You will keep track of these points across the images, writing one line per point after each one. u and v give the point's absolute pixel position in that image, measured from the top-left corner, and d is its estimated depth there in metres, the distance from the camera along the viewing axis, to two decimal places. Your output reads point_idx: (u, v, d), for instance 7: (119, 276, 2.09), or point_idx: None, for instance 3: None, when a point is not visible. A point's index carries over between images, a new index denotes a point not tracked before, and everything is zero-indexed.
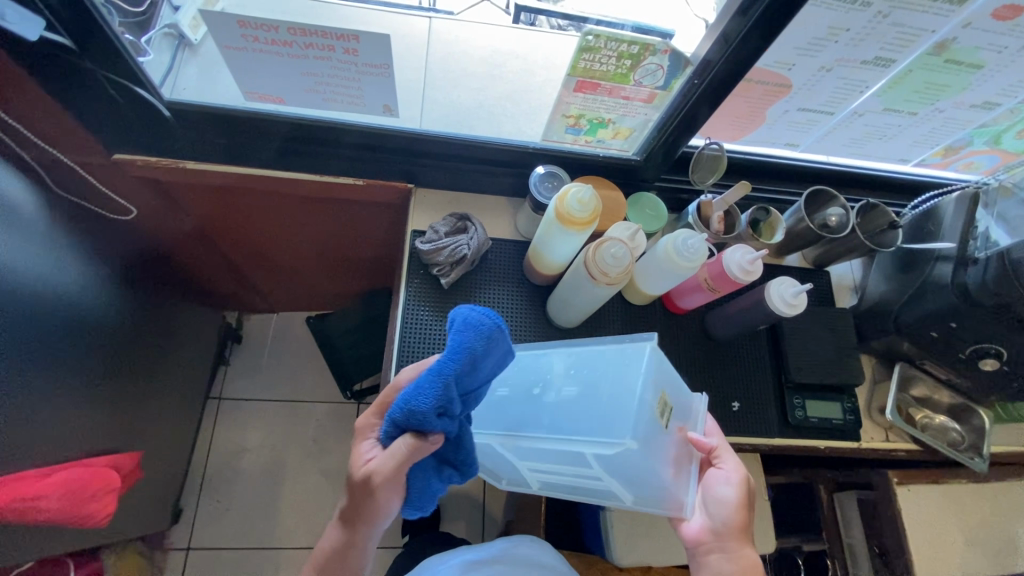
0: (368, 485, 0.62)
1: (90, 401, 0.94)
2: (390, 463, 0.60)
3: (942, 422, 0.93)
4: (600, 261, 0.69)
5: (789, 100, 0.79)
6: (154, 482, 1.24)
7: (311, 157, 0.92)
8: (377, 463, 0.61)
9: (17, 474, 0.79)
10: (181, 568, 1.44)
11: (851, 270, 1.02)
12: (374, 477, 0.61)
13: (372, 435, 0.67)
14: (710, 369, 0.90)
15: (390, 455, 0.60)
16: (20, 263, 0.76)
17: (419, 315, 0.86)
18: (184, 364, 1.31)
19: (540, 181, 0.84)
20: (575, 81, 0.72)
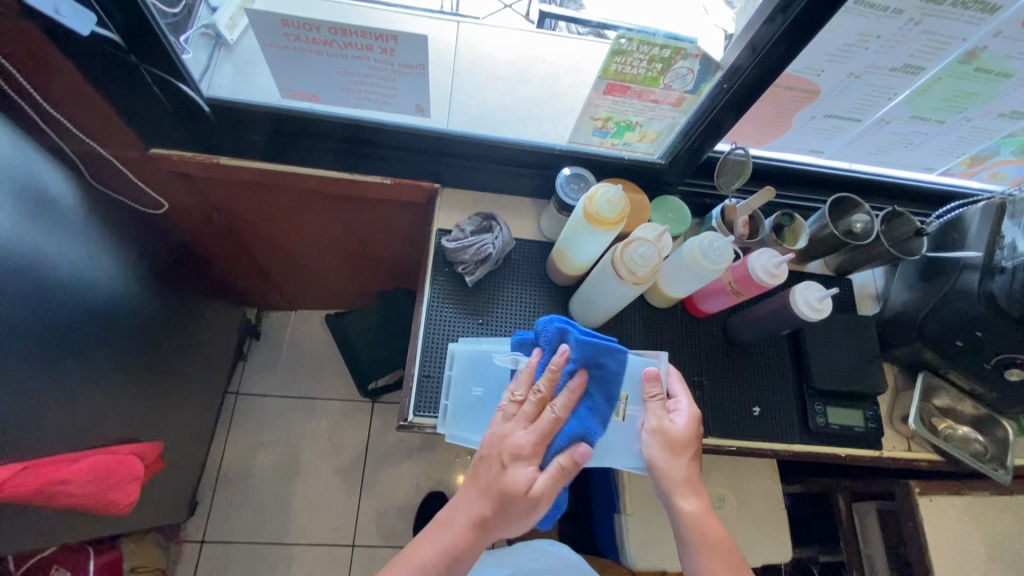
0: (531, 508, 0.62)
1: (118, 389, 0.96)
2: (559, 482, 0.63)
3: (965, 433, 0.92)
4: (628, 260, 0.70)
5: (816, 106, 0.79)
6: (173, 472, 1.26)
7: (341, 155, 0.94)
8: (547, 484, 0.62)
9: (49, 458, 0.81)
10: (195, 561, 1.45)
11: (874, 278, 1.02)
12: (542, 499, 0.62)
13: (530, 460, 0.63)
14: (730, 373, 0.90)
15: (552, 476, 0.63)
16: (51, 253, 0.79)
17: (443, 312, 0.87)
18: (205, 358, 1.33)
19: (566, 182, 0.85)
20: (606, 83, 0.73)
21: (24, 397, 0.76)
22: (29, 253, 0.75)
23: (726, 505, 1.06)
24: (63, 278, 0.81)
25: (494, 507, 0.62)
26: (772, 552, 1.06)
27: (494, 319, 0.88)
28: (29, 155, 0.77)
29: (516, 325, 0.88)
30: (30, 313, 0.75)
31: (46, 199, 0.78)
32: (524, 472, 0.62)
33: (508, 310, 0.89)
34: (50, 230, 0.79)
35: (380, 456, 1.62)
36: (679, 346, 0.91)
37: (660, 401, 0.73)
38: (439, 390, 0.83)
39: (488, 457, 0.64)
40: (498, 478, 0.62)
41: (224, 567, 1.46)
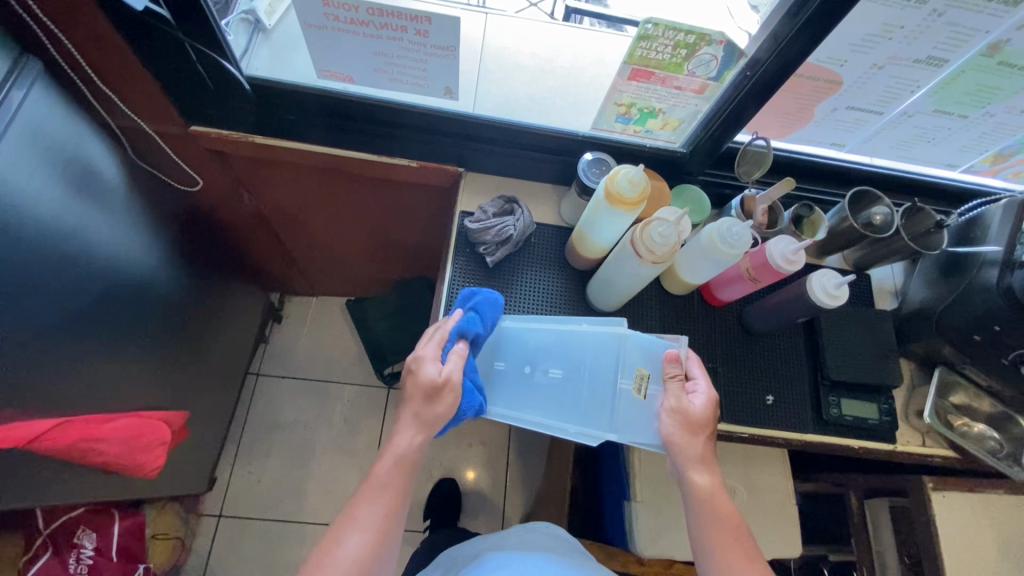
0: (445, 395, 0.71)
1: (148, 357, 1.00)
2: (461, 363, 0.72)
3: (981, 431, 0.92)
4: (648, 239, 0.72)
5: (838, 97, 0.80)
6: (196, 444, 1.30)
7: (370, 138, 0.97)
8: (454, 367, 0.72)
9: (82, 417, 0.85)
10: (212, 534, 1.49)
11: (893, 274, 1.02)
12: (454, 381, 0.71)
13: (434, 360, 0.72)
14: (745, 361, 0.91)
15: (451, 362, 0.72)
16: (90, 221, 0.83)
17: (464, 289, 0.90)
18: (230, 335, 1.37)
19: (588, 167, 0.87)
20: (630, 68, 0.75)
21: (62, 356, 0.81)
22: (71, 220, 0.79)
23: (736, 497, 1.07)
24: (100, 246, 0.85)
25: (423, 406, 0.71)
26: (781, 545, 1.06)
27: (513, 299, 0.90)
28: (78, 127, 0.82)
29: (533, 305, 0.91)
30: (69, 276, 0.80)
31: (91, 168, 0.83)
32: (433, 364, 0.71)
33: (527, 290, 0.91)
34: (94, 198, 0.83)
35: (393, 441, 1.65)
36: (694, 332, 0.92)
37: (679, 382, 0.75)
38: None
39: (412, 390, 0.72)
40: (416, 384, 0.71)
41: (239, 541, 1.50)
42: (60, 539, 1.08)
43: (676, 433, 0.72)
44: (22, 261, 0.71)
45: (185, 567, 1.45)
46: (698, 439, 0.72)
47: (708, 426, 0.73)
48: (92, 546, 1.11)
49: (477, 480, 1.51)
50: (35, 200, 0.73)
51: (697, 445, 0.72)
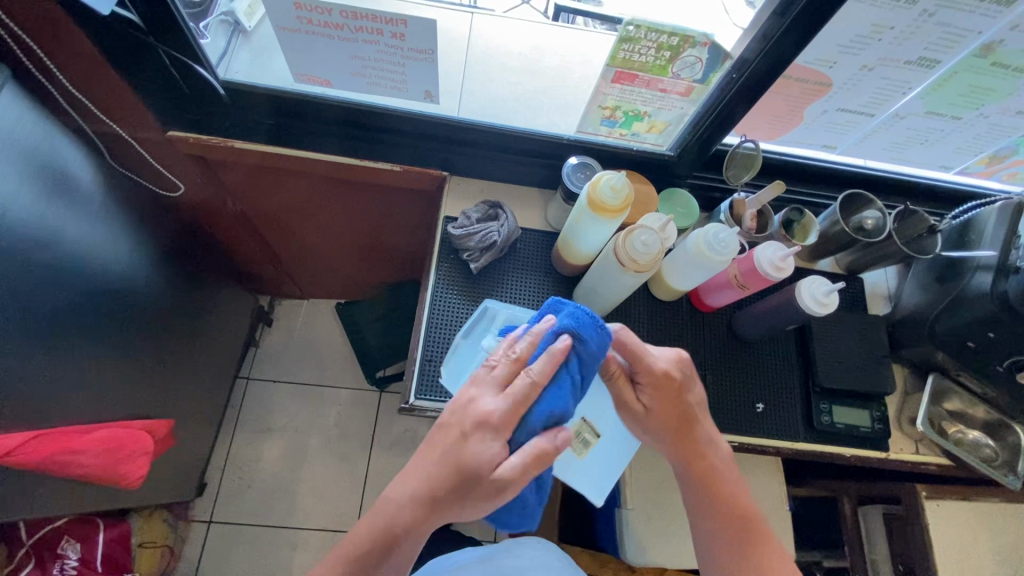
0: (498, 490, 0.60)
1: (131, 367, 0.99)
2: (539, 468, 0.60)
3: (976, 438, 0.90)
4: (630, 247, 0.70)
5: (828, 100, 0.78)
6: (183, 451, 1.28)
7: (353, 142, 0.96)
8: (520, 461, 0.60)
9: (58, 429, 0.83)
10: (203, 540, 1.48)
11: (886, 278, 1.00)
12: (508, 476, 0.59)
13: (496, 429, 0.61)
14: (735, 368, 0.90)
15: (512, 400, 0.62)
16: (68, 229, 0.81)
17: (447, 297, 0.88)
18: (217, 341, 1.36)
19: (573, 171, 0.85)
20: (613, 71, 0.73)
21: (40, 367, 0.79)
22: (48, 229, 0.78)
23: None
24: (79, 254, 0.84)
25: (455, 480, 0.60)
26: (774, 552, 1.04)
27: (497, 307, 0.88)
28: (50, 133, 0.80)
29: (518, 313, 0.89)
30: (47, 285, 0.78)
31: (65, 175, 0.81)
32: (489, 400, 0.63)
33: (511, 298, 0.89)
34: (68, 207, 0.81)
35: (385, 445, 1.64)
36: (683, 339, 0.90)
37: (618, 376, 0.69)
38: (440, 374, 0.83)
39: (450, 423, 0.63)
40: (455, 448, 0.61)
41: (229, 547, 1.49)
42: (44, 551, 1.08)
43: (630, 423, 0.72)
44: None
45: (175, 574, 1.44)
46: (671, 424, 0.69)
47: (671, 416, 0.70)
48: (76, 556, 1.10)
49: None
50: (11, 207, 0.71)
51: (673, 429, 0.69)
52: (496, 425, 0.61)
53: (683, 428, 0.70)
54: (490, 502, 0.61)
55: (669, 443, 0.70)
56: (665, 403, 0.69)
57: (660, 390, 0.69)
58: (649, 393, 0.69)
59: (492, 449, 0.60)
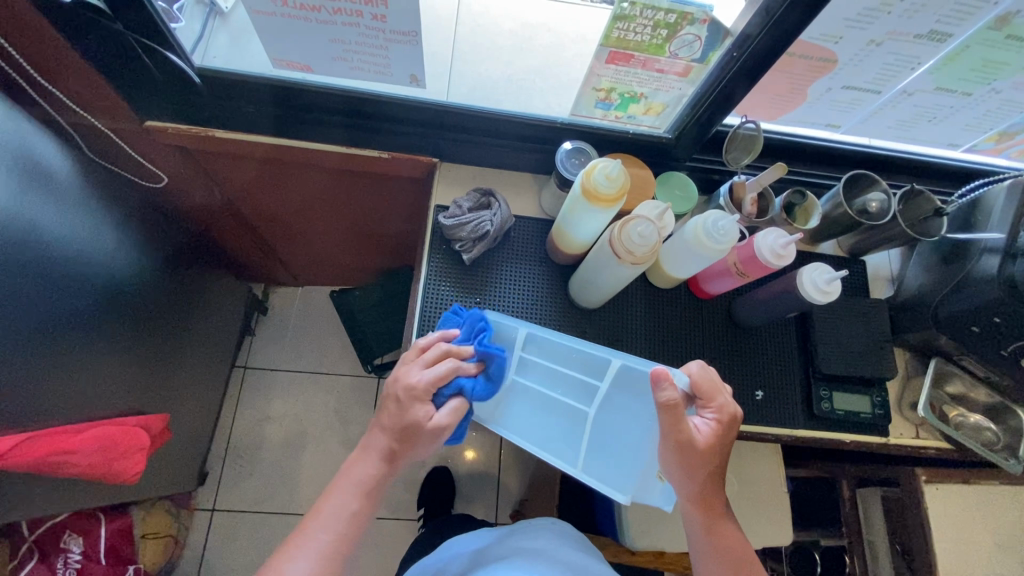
0: (430, 440, 0.67)
1: (123, 364, 0.97)
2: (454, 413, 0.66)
3: (977, 421, 0.89)
4: (626, 239, 0.66)
5: (833, 77, 0.75)
6: (181, 444, 1.28)
7: (338, 129, 0.92)
8: (445, 418, 0.66)
9: (49, 430, 0.81)
10: (206, 528, 1.50)
11: (889, 261, 0.98)
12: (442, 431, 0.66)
13: (425, 398, 0.66)
14: (735, 356, 0.88)
15: (446, 416, 0.66)
16: (48, 224, 0.79)
17: (440, 289, 0.86)
18: (210, 332, 1.34)
19: (567, 157, 0.82)
20: (608, 51, 0.69)
21: (27, 367, 0.77)
22: (27, 227, 0.75)
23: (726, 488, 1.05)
24: (63, 250, 0.81)
25: (399, 440, 0.67)
26: (772, 533, 1.05)
27: (491, 298, 0.86)
28: (22, 126, 0.76)
29: (514, 304, 0.87)
30: (31, 283, 0.76)
31: (41, 171, 0.78)
32: (418, 374, 0.67)
33: (506, 288, 0.87)
34: (46, 202, 0.78)
35: None
36: (681, 327, 0.89)
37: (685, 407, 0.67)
38: None
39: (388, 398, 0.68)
40: (399, 416, 0.66)
41: (234, 535, 1.50)
42: (47, 543, 1.08)
43: (678, 462, 0.67)
44: None
45: (180, 561, 1.46)
46: (703, 467, 0.67)
47: (718, 455, 0.68)
48: (79, 550, 1.11)
49: (470, 466, 1.51)
50: None
51: (706, 471, 0.68)
52: (418, 394, 0.66)
53: (719, 473, 0.70)
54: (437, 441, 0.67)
55: (687, 484, 0.68)
56: (719, 434, 0.67)
57: (723, 427, 0.67)
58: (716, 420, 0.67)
59: (421, 411, 0.66)
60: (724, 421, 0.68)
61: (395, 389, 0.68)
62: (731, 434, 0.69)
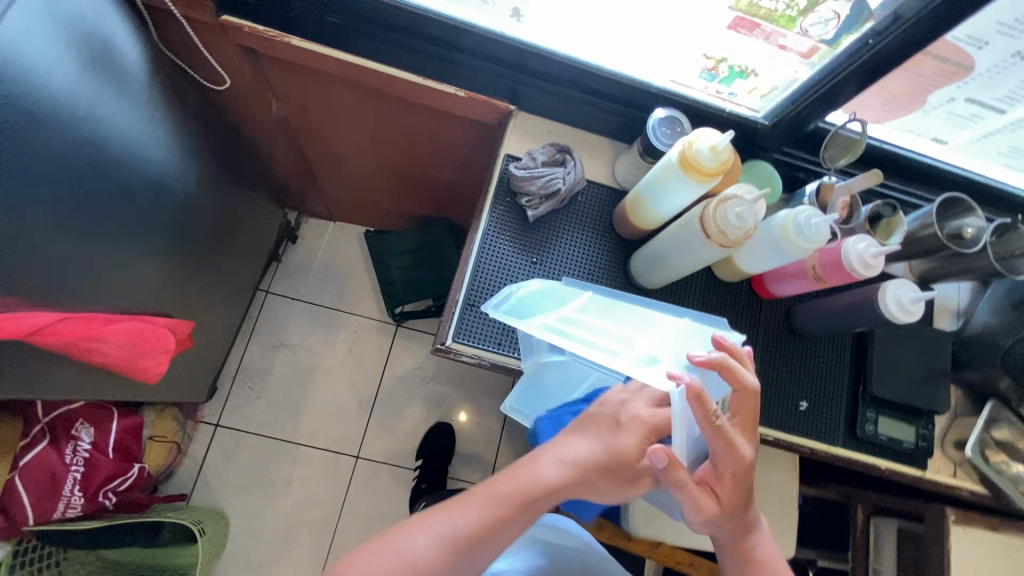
0: (632, 482, 0.59)
1: (160, 264, 0.95)
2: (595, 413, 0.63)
3: (1020, 471, 0.85)
4: (720, 218, 0.62)
5: (960, 86, 0.70)
6: (199, 355, 1.27)
7: (418, 55, 0.87)
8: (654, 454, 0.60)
9: (85, 314, 0.79)
10: (209, 441, 1.51)
11: (960, 293, 0.93)
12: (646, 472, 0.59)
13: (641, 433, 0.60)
14: (784, 362, 0.85)
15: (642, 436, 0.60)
16: (105, 106, 0.76)
17: (499, 242, 0.82)
18: (244, 250, 1.32)
19: (659, 126, 0.77)
20: (734, 16, 0.63)
21: (68, 247, 0.74)
22: (88, 105, 0.73)
23: None
24: (115, 135, 0.78)
25: (606, 469, 0.59)
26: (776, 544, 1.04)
27: (549, 260, 0.83)
28: None
29: (570, 270, 0.84)
30: (84, 163, 0.73)
31: (106, 53, 0.75)
32: (628, 435, 0.60)
33: (565, 252, 0.84)
34: (106, 81, 0.76)
35: (396, 379, 1.65)
36: (737, 323, 0.86)
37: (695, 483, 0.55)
38: (481, 322, 0.79)
39: (605, 415, 0.63)
40: (611, 437, 0.61)
41: (235, 452, 1.52)
42: (59, 429, 1.06)
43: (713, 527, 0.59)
44: (24, 135, 0.64)
45: (179, 469, 1.48)
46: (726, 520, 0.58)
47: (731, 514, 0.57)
48: (89, 439, 1.11)
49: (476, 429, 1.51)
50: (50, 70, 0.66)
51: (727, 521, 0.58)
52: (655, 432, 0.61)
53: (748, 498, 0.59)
54: (625, 489, 0.60)
55: (714, 530, 0.59)
56: (723, 509, 0.56)
57: (737, 484, 0.56)
58: (712, 508, 0.56)
59: (631, 442, 0.60)
60: (745, 470, 0.56)
61: (614, 412, 0.64)
62: (747, 480, 0.57)
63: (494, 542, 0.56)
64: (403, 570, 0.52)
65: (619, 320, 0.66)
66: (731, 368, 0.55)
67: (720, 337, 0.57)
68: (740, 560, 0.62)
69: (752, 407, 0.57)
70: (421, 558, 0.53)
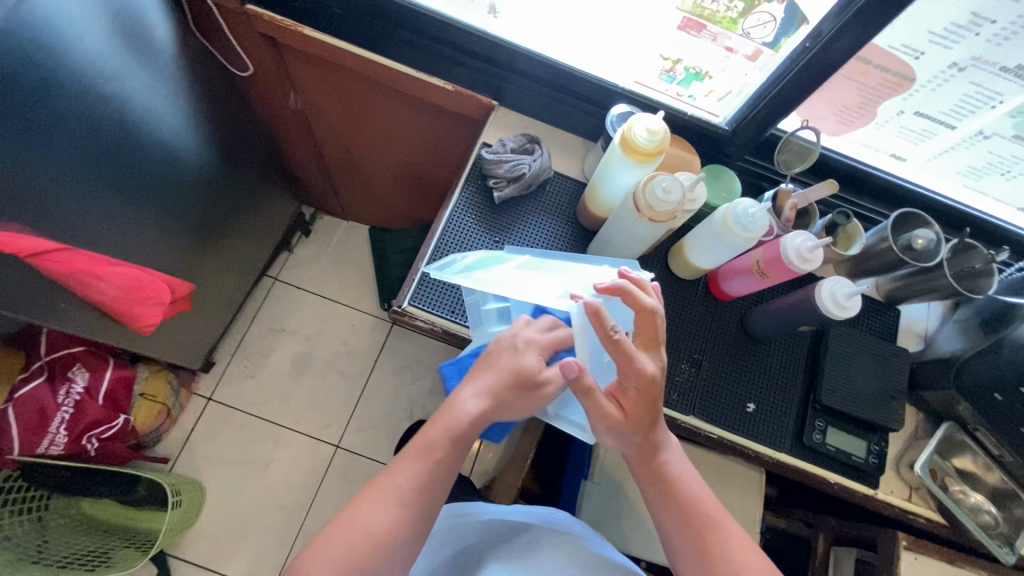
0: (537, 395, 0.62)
1: (168, 223, 1.05)
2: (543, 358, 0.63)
3: (977, 501, 0.81)
4: (649, 192, 0.66)
5: (906, 98, 0.72)
6: (197, 322, 1.35)
7: (413, 49, 0.96)
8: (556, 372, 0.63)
9: (88, 253, 0.87)
10: (199, 412, 1.57)
11: (927, 317, 0.93)
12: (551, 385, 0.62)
13: (538, 349, 0.64)
14: (735, 363, 0.86)
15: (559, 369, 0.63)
16: (131, 70, 0.86)
17: (464, 219, 0.88)
18: (253, 230, 1.42)
19: (618, 122, 0.83)
20: (682, 16, 0.70)
21: (86, 192, 0.84)
22: (115, 66, 0.83)
23: None
24: (138, 96, 0.89)
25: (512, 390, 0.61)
26: None
27: (510, 240, 0.88)
28: None
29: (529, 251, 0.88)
30: (106, 114, 0.83)
31: (138, 26, 0.87)
32: (530, 355, 0.63)
33: (527, 234, 0.88)
34: (135, 48, 0.86)
35: (384, 373, 1.69)
36: (691, 320, 0.87)
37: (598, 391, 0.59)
38: (438, 290, 0.83)
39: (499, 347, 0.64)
40: (513, 362, 0.62)
41: (222, 426, 1.57)
42: (57, 369, 1.15)
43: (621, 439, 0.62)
44: (57, 81, 0.74)
45: (168, 435, 1.54)
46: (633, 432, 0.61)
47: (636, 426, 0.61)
48: (82, 384, 1.19)
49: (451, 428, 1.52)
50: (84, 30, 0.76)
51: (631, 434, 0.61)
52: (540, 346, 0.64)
53: (656, 416, 0.62)
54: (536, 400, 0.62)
55: (621, 442, 0.62)
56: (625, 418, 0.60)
57: (642, 396, 0.59)
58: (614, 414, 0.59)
59: (533, 360, 0.62)
60: (650, 382, 0.59)
61: (509, 341, 0.64)
62: (652, 396, 0.60)
63: (437, 484, 0.61)
64: (363, 544, 0.56)
65: (549, 269, 0.73)
66: (628, 291, 0.60)
67: (623, 270, 0.63)
68: (654, 482, 0.64)
69: (654, 326, 0.60)
70: (380, 530, 0.57)
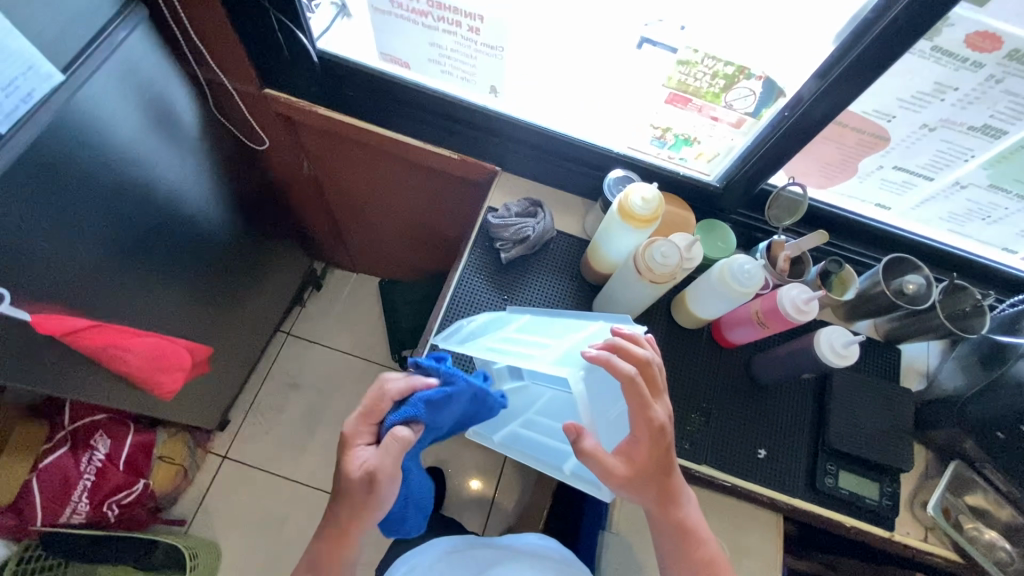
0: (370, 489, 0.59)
1: (191, 292, 1.09)
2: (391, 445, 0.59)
3: (991, 539, 0.81)
4: (648, 256, 0.71)
5: (885, 155, 0.77)
6: (214, 383, 1.38)
7: (419, 123, 1.02)
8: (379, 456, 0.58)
9: (118, 326, 0.91)
10: (215, 471, 1.58)
11: (928, 354, 0.96)
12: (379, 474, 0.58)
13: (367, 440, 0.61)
14: (743, 410, 0.88)
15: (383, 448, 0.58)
16: (160, 156, 0.92)
17: (473, 280, 0.92)
18: (268, 290, 1.47)
19: (614, 185, 0.88)
20: (669, 92, 0.77)
21: (121, 272, 0.89)
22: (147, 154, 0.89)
23: None
24: (165, 179, 0.94)
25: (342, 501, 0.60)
26: None
27: (518, 299, 0.92)
28: (166, 71, 0.92)
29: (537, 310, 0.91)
30: (139, 199, 0.89)
31: (168, 116, 0.93)
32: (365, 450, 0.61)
33: (534, 293, 0.92)
34: (165, 136, 0.93)
35: None
36: (697, 369, 0.90)
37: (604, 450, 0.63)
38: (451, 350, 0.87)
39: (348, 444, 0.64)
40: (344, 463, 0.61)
41: (237, 485, 1.58)
42: (80, 437, 1.18)
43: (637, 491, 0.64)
44: (98, 175, 0.80)
45: (184, 496, 1.54)
46: (647, 485, 0.64)
47: (647, 479, 0.64)
48: (103, 451, 1.21)
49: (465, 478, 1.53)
50: (120, 126, 0.82)
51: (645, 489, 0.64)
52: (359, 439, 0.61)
53: (670, 467, 0.65)
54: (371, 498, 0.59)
55: (640, 494, 0.65)
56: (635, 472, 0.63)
57: (653, 446, 0.63)
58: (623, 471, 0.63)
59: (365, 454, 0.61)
60: (660, 433, 0.62)
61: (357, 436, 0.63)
62: (664, 446, 0.63)
63: None
64: None
65: (549, 330, 0.77)
66: (623, 348, 0.64)
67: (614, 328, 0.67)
68: (675, 532, 0.67)
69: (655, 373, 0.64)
70: None
